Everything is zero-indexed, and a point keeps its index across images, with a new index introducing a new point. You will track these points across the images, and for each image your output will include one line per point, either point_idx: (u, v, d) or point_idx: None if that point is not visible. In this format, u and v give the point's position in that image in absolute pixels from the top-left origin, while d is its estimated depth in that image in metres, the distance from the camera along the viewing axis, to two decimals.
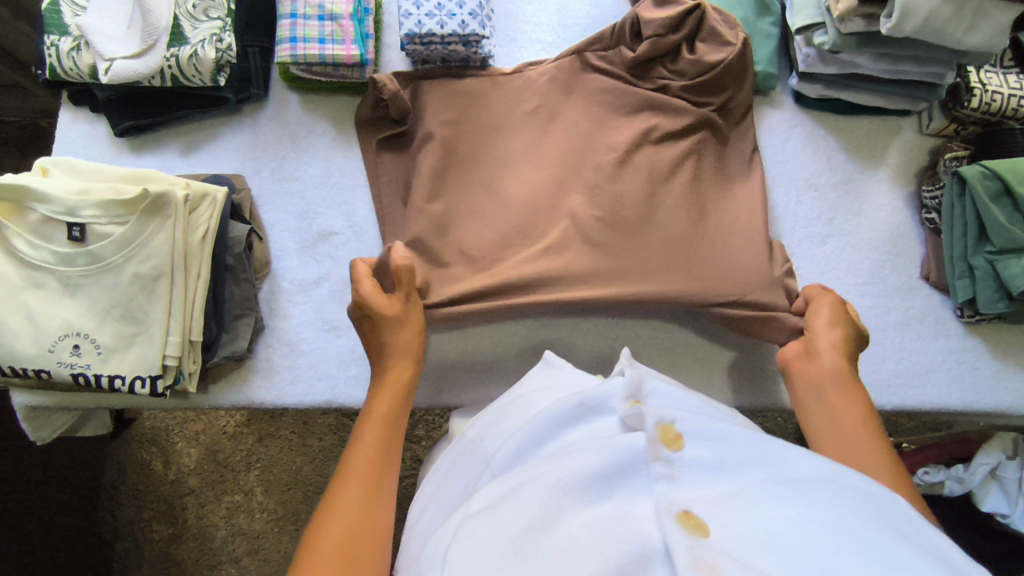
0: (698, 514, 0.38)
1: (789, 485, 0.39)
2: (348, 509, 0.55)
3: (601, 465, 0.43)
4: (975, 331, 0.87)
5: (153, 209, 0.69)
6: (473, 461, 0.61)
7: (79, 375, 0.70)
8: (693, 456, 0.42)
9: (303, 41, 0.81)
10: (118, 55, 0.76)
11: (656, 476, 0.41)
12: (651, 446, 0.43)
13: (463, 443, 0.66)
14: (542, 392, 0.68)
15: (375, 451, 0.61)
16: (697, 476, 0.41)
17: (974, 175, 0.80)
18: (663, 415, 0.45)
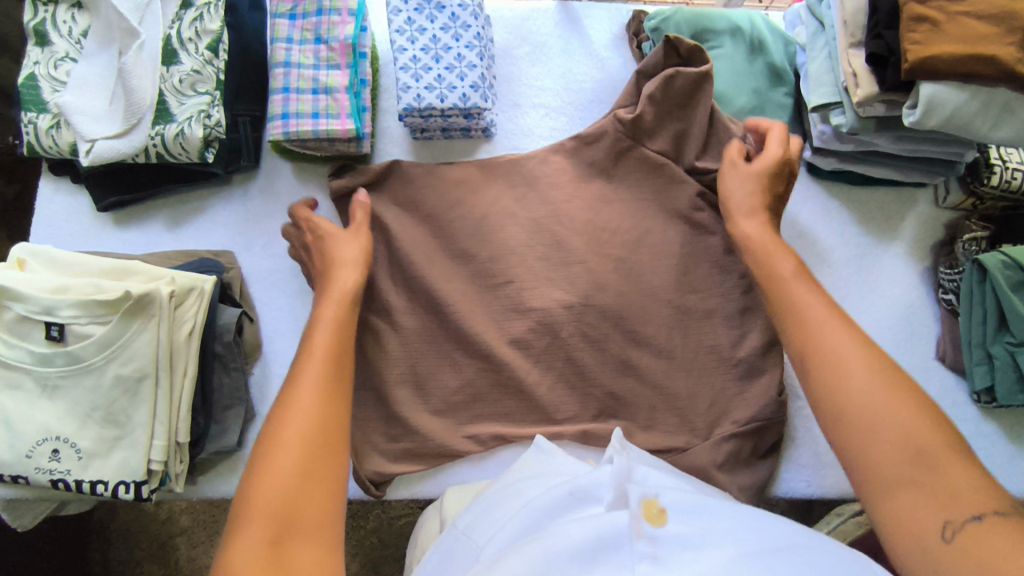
0: None
1: (761, 556, 0.45)
2: (240, 565, 0.45)
3: (588, 538, 0.48)
4: (990, 416, 0.84)
5: (136, 309, 0.65)
6: (461, 557, 0.57)
7: (59, 481, 0.66)
8: (675, 532, 0.48)
9: (296, 118, 0.76)
10: (99, 136, 0.72)
11: (640, 554, 0.47)
12: (636, 521, 0.49)
13: (453, 534, 0.61)
14: (531, 479, 0.65)
15: (292, 459, 0.51)
16: (678, 554, 0.47)
17: (994, 264, 0.77)
18: (646, 492, 0.51)
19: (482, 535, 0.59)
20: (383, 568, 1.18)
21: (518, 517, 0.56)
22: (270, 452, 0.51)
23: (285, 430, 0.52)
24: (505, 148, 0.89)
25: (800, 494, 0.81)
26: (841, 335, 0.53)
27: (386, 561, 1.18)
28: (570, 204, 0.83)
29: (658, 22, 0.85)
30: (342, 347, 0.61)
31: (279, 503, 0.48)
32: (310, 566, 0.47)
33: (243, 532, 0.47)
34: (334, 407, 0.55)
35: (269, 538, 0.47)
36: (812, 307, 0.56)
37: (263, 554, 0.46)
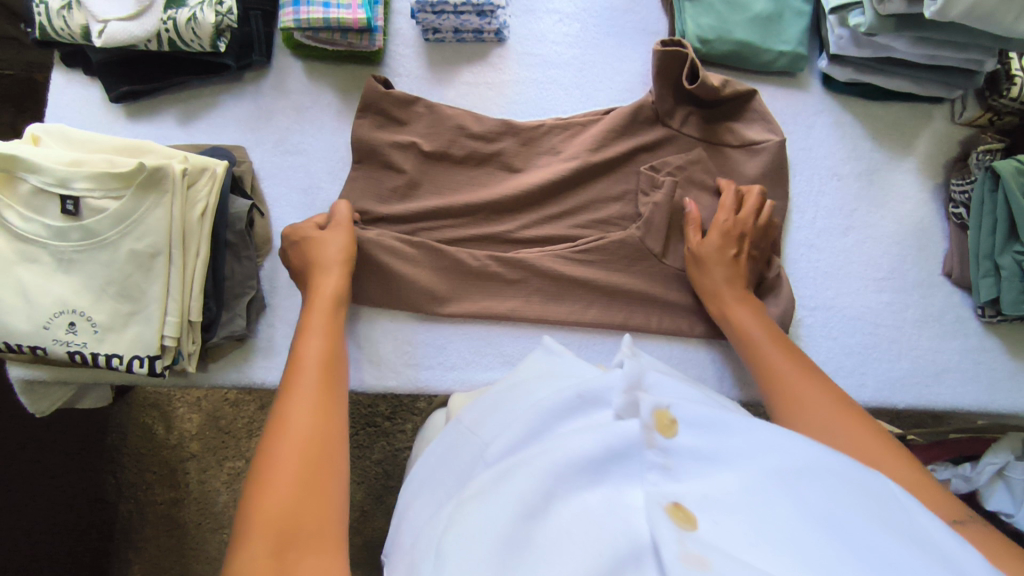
0: (689, 506, 0.39)
1: (783, 477, 0.40)
2: (305, 372, 0.63)
3: (599, 447, 0.43)
4: (994, 331, 0.84)
5: (149, 184, 0.66)
6: (463, 455, 0.57)
7: (76, 353, 0.68)
8: (687, 446, 0.43)
9: (306, 5, 0.75)
10: (112, 16, 0.72)
11: (650, 465, 0.42)
12: (647, 432, 0.43)
13: (458, 428, 0.61)
14: (539, 380, 0.62)
15: (325, 334, 0.68)
16: (692, 468, 0.42)
17: (1008, 170, 0.77)
18: (659, 401, 0.45)
19: (491, 433, 0.56)
20: (386, 498, 1.19)
21: (522, 424, 0.51)
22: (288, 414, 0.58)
23: (284, 459, 0.54)
24: (518, 53, 0.88)
25: None
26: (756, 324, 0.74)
27: (389, 490, 1.20)
28: (591, 123, 0.85)
29: None
30: (334, 336, 0.69)
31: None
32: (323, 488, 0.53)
33: (247, 542, 0.47)
34: (331, 423, 0.59)
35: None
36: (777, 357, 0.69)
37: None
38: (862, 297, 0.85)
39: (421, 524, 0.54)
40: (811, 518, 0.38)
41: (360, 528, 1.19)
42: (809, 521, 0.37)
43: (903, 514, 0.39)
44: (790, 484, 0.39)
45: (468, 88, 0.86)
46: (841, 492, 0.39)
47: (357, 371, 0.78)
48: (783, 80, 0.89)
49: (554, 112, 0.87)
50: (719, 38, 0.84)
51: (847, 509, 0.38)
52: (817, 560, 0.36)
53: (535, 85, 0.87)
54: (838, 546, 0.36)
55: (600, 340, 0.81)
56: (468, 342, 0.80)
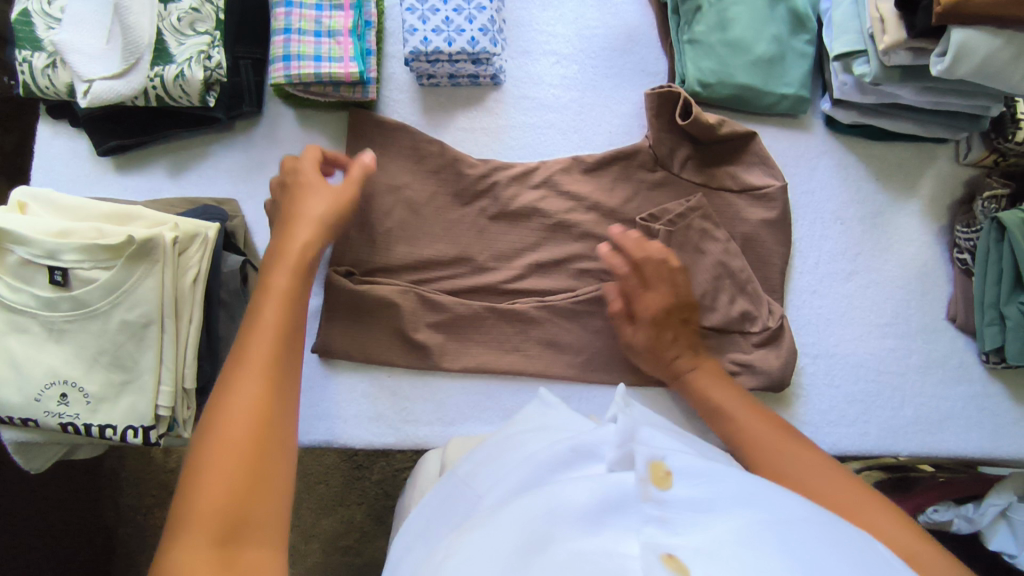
0: (683, 556, 0.38)
1: (777, 526, 0.40)
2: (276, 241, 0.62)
3: (595, 499, 0.43)
4: (998, 377, 0.84)
5: (140, 254, 0.65)
6: (460, 507, 0.56)
7: (68, 424, 0.67)
8: (683, 496, 0.43)
9: (297, 59, 0.73)
10: (97, 76, 0.70)
11: (648, 517, 0.41)
12: (642, 485, 0.43)
13: (451, 482, 0.60)
14: (532, 432, 0.62)
15: (293, 210, 0.65)
16: (689, 518, 0.41)
17: (1014, 223, 0.76)
18: (653, 453, 0.46)
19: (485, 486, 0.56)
20: (386, 519, 1.19)
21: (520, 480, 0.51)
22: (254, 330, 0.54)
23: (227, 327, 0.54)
24: (515, 97, 0.86)
25: None
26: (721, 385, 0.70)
27: (389, 511, 1.20)
28: (590, 170, 0.84)
29: (694, 35, 0.82)
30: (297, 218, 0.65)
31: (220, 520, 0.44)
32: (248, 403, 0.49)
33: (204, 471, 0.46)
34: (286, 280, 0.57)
35: (217, 538, 0.43)
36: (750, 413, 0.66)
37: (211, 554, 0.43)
38: (866, 343, 0.84)
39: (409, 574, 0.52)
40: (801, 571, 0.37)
41: (361, 548, 1.19)
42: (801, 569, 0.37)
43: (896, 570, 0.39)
44: (784, 532, 0.39)
45: (464, 134, 0.84)
46: (828, 541, 0.40)
47: (355, 428, 0.77)
48: (785, 121, 0.88)
49: (551, 155, 0.85)
50: (720, 82, 0.82)
51: (842, 562, 0.38)
52: None
53: (532, 130, 0.85)
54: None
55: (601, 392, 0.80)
56: (467, 396, 0.79)
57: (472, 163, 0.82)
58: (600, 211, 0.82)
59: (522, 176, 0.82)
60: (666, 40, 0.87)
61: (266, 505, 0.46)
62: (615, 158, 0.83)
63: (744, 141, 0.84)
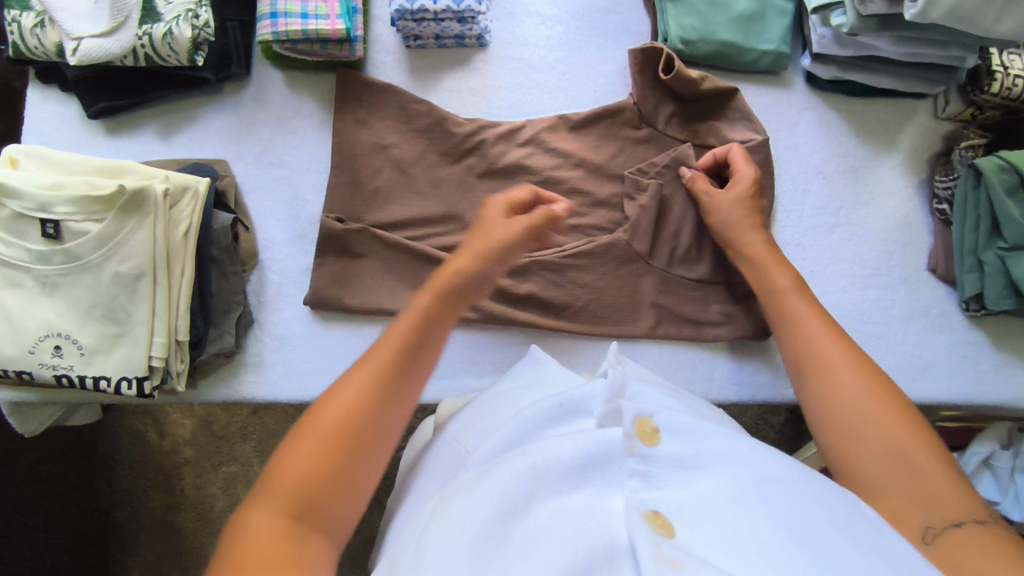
0: (666, 514, 0.40)
1: (757, 483, 0.41)
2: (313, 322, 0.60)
3: (580, 454, 0.44)
4: (979, 325, 0.85)
5: (131, 206, 0.66)
6: (447, 463, 0.55)
7: (63, 376, 0.67)
8: (668, 452, 0.43)
9: (284, 17, 0.75)
10: (86, 34, 0.71)
11: (631, 471, 0.43)
12: (628, 440, 0.43)
13: (442, 441, 0.60)
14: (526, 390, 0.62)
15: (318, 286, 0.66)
16: (672, 474, 0.43)
17: (990, 168, 0.77)
18: (641, 409, 0.45)
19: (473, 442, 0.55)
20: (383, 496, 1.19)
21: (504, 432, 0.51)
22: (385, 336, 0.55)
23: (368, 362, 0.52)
24: (500, 57, 0.87)
25: (789, 400, 0.83)
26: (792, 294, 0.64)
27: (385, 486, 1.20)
28: (576, 128, 0.85)
29: None
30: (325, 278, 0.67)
31: (303, 487, 0.46)
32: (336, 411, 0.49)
33: (295, 447, 0.48)
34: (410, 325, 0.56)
35: (290, 512, 0.45)
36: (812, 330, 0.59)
37: (281, 524, 0.44)
38: (849, 294, 0.85)
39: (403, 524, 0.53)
40: (778, 525, 0.38)
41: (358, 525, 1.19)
42: (777, 527, 0.38)
43: (875, 534, 0.40)
44: (765, 489, 0.41)
45: (451, 94, 0.86)
46: (809, 503, 0.41)
47: None
48: (767, 78, 0.89)
49: (538, 115, 0.86)
50: (702, 39, 0.84)
51: (821, 523, 0.39)
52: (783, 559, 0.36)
53: (518, 90, 0.87)
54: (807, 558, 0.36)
55: (589, 346, 0.82)
56: (458, 351, 0.80)
57: (459, 122, 0.83)
58: (586, 167, 0.84)
59: (508, 134, 0.84)
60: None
61: (340, 471, 0.48)
62: (601, 115, 0.85)
63: (726, 97, 0.85)
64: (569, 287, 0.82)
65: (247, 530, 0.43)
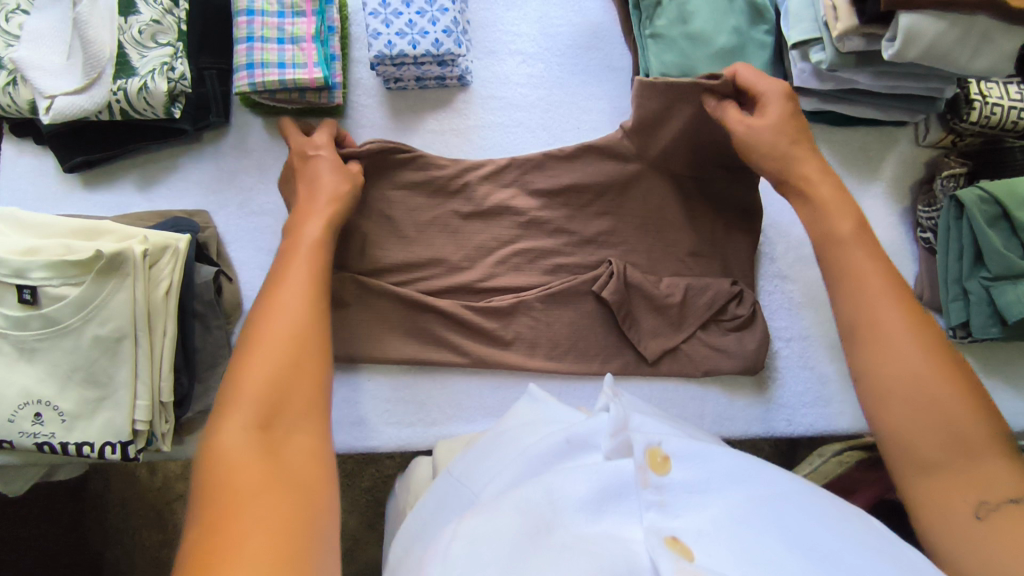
0: (685, 539, 0.41)
1: (766, 505, 0.43)
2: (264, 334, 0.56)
3: (593, 488, 0.44)
4: (966, 351, 0.86)
5: (109, 269, 0.64)
6: (457, 502, 0.56)
7: (44, 444, 0.66)
8: (681, 479, 0.44)
9: (261, 67, 0.73)
10: (59, 92, 0.70)
11: (647, 503, 0.43)
12: (641, 471, 0.44)
13: (447, 481, 0.60)
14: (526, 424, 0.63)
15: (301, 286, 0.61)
16: (685, 502, 0.44)
17: (971, 200, 0.77)
18: (650, 439, 0.46)
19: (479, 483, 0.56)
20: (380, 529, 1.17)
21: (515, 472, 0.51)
22: (254, 349, 0.54)
23: (244, 389, 0.52)
24: (482, 96, 0.87)
25: (781, 433, 0.83)
26: (892, 308, 0.58)
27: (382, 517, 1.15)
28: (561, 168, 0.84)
29: (656, 28, 0.84)
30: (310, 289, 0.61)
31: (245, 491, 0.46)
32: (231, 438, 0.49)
33: (233, 450, 0.48)
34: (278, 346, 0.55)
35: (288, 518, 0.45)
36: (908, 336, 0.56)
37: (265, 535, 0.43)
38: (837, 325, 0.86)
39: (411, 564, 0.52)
40: (794, 546, 0.41)
41: (352, 556, 1.15)
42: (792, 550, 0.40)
43: (886, 543, 0.44)
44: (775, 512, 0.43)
45: (433, 135, 0.85)
46: (823, 518, 0.43)
47: (337, 434, 0.77)
48: None
49: (522, 153, 0.86)
50: (684, 74, 0.84)
51: (830, 533, 0.42)
52: None
53: (501, 129, 0.86)
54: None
55: (578, 385, 0.82)
56: (448, 396, 0.80)
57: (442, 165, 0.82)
58: (571, 206, 0.83)
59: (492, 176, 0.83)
60: (629, 35, 0.88)
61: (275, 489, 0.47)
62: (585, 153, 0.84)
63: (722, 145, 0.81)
64: (558, 328, 0.81)
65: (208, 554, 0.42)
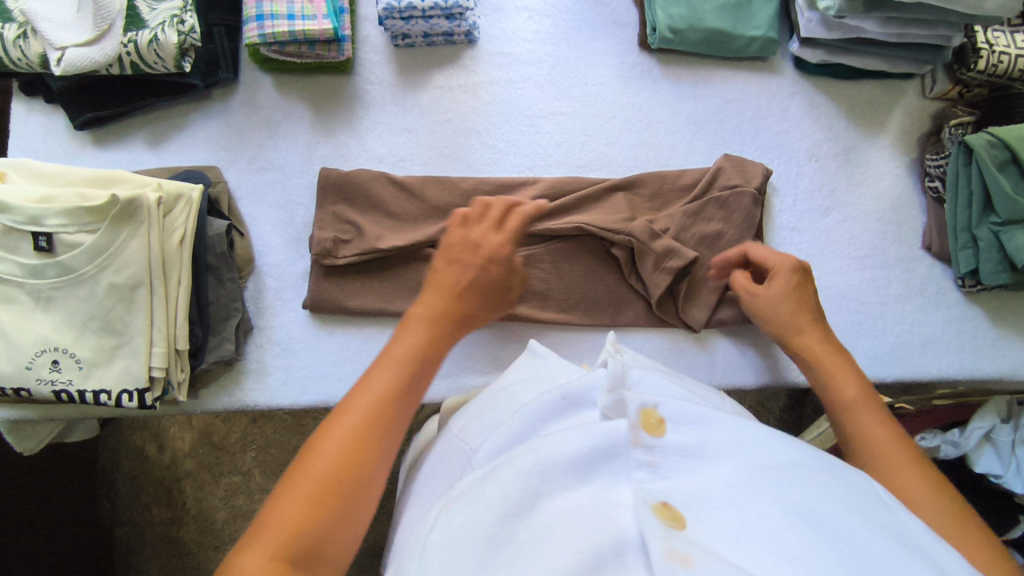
0: (676, 506, 0.37)
1: (766, 472, 0.39)
2: (396, 359, 0.53)
3: (583, 448, 0.42)
4: (975, 301, 0.86)
5: (124, 215, 0.65)
6: (456, 463, 0.54)
7: (62, 392, 0.67)
8: (675, 442, 0.42)
9: (270, 19, 0.74)
10: (69, 44, 0.70)
11: (636, 463, 0.41)
12: (633, 431, 0.42)
13: (446, 442, 0.58)
14: (521, 385, 0.61)
15: (435, 309, 0.58)
16: (679, 465, 0.41)
17: (980, 143, 0.78)
18: (645, 399, 0.45)
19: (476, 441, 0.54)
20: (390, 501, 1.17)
21: (509, 430, 0.50)
22: (374, 371, 0.52)
23: (354, 412, 0.49)
24: (489, 53, 0.87)
25: (793, 383, 0.83)
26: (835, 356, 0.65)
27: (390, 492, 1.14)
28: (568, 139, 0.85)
29: None
30: (430, 321, 0.57)
31: (291, 534, 0.43)
32: (309, 471, 0.46)
33: (279, 491, 0.45)
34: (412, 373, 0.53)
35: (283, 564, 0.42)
36: (891, 440, 0.54)
37: None
38: (846, 275, 0.86)
39: (411, 527, 0.51)
40: (797, 515, 0.36)
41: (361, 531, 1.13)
42: (795, 520, 0.36)
43: (884, 515, 0.39)
44: (777, 480, 0.38)
45: (441, 92, 0.85)
46: (819, 493, 0.38)
47: (350, 386, 0.77)
48: (756, 64, 0.90)
49: (530, 109, 0.86)
50: (690, 27, 0.84)
51: (830, 509, 0.37)
52: (804, 550, 0.34)
53: (508, 85, 0.86)
54: (827, 545, 0.35)
55: (589, 338, 0.82)
56: (461, 348, 0.80)
57: None
58: None
59: None
60: None
61: (302, 550, 0.43)
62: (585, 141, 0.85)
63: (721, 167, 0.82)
64: (569, 280, 0.82)
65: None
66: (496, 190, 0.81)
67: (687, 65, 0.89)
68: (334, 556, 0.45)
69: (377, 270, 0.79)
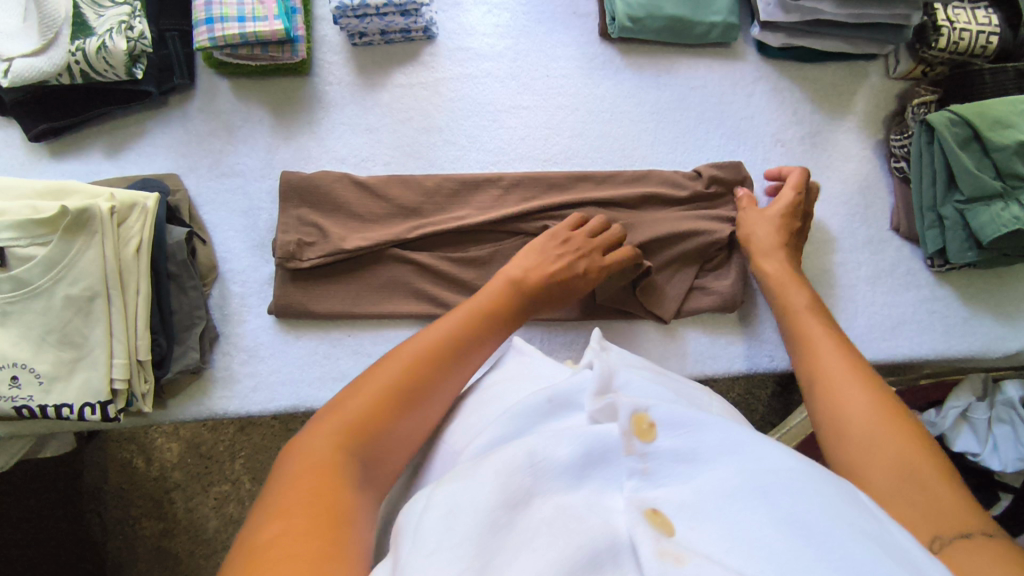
0: (667, 512, 0.38)
1: (754, 480, 0.39)
2: (428, 337, 0.56)
3: (577, 453, 0.42)
4: (945, 280, 0.86)
5: (75, 227, 0.65)
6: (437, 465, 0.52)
7: (22, 407, 0.65)
8: (669, 447, 0.41)
9: (220, 21, 0.73)
10: (15, 54, 0.71)
11: (629, 470, 0.41)
12: (626, 438, 0.42)
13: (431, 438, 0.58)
14: (512, 383, 0.57)
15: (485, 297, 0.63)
16: (672, 470, 0.41)
17: (941, 122, 0.78)
18: (637, 403, 0.43)
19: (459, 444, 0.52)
20: None
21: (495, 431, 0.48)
22: (404, 347, 0.55)
23: (374, 386, 0.51)
24: (449, 49, 0.86)
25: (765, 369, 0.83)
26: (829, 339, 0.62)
27: None
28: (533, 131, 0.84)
29: None
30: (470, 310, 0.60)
31: (310, 491, 0.43)
32: (324, 437, 0.47)
33: (309, 447, 0.46)
34: (440, 349, 0.55)
35: (312, 513, 0.41)
36: (862, 411, 0.52)
37: (300, 526, 0.40)
38: (816, 259, 0.85)
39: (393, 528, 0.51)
40: (783, 523, 0.37)
41: None
42: (781, 527, 0.36)
43: (872, 523, 0.38)
44: (765, 489, 0.38)
45: (402, 90, 0.84)
46: (813, 499, 0.38)
47: (319, 391, 0.76)
48: (718, 50, 0.89)
49: (493, 104, 0.85)
50: (650, 15, 0.84)
51: (820, 514, 0.37)
52: (787, 562, 0.35)
53: (469, 80, 0.86)
54: (809, 553, 0.35)
55: (562, 332, 0.82)
56: None
57: None
58: None
59: None
60: None
61: (329, 503, 0.42)
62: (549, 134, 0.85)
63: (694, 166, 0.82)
64: None
65: (262, 534, 0.39)
66: (460, 187, 0.80)
67: (649, 53, 0.88)
68: (360, 522, 0.43)
69: (342, 272, 0.78)
